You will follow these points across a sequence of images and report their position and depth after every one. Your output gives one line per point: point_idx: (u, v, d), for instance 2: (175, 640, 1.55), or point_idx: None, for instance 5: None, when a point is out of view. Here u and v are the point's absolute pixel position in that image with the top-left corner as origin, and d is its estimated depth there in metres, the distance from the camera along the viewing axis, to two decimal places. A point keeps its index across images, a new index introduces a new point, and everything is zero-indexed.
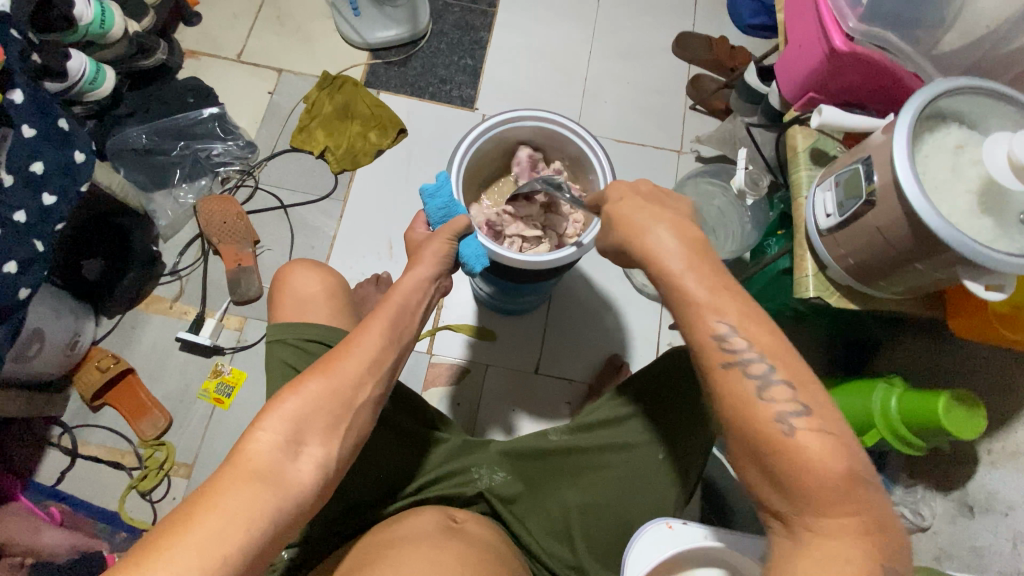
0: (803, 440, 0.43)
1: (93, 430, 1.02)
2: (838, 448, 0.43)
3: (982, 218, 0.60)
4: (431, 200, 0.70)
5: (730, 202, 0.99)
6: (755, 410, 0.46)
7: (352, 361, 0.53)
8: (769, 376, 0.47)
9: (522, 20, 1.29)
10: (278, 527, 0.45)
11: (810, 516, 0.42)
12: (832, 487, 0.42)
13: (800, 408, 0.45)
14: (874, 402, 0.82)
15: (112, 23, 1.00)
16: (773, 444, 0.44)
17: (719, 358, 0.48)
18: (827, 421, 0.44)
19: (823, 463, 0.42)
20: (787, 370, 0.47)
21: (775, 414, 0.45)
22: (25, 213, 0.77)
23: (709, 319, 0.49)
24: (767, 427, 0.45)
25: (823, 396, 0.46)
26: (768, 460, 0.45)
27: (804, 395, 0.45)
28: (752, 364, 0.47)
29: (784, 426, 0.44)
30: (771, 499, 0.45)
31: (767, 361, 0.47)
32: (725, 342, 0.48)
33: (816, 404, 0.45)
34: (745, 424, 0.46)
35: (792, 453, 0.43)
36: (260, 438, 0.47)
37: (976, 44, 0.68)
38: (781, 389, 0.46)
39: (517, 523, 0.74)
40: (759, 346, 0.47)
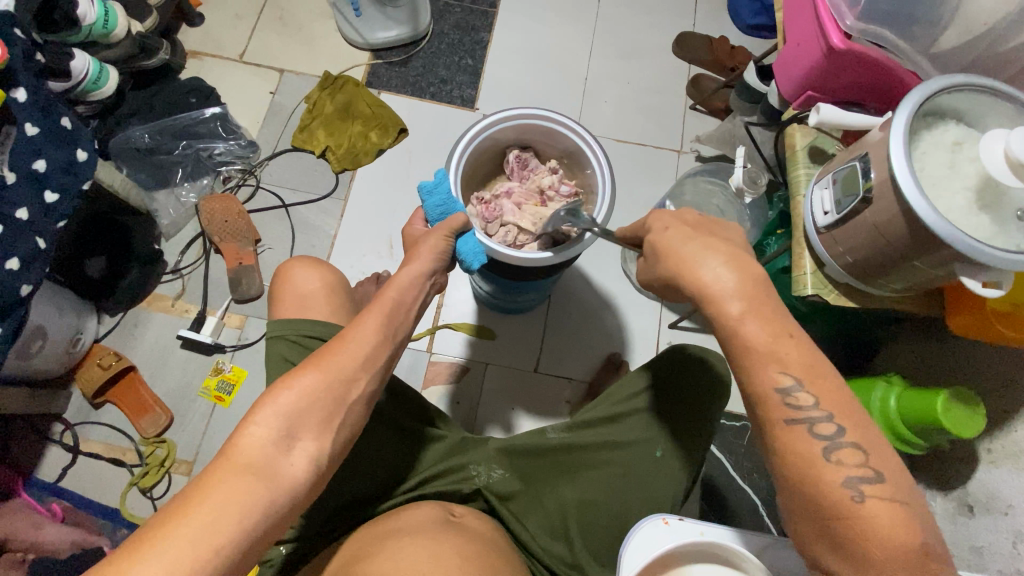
0: (872, 509, 0.42)
1: (95, 427, 1.02)
2: (908, 518, 0.42)
3: (979, 215, 0.60)
4: (429, 197, 0.71)
5: (729, 201, 1.00)
6: (821, 472, 0.44)
7: (346, 356, 0.54)
8: (837, 438, 0.45)
9: (523, 21, 1.30)
10: (271, 520, 0.45)
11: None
12: (905, 561, 0.40)
13: (871, 474, 0.43)
14: (874, 399, 0.82)
15: (115, 23, 1.00)
16: (840, 510, 0.43)
17: (782, 413, 0.46)
18: (895, 488, 0.43)
19: (893, 536, 0.41)
20: (859, 435, 0.45)
21: (841, 479, 0.43)
22: (27, 210, 0.77)
23: (772, 370, 0.46)
24: (834, 493, 0.43)
25: (893, 459, 0.44)
26: (831, 523, 0.43)
27: (875, 460, 0.44)
28: (820, 424, 0.45)
29: (853, 492, 0.43)
30: (830, 560, 0.44)
31: (836, 423, 0.45)
32: (791, 398, 0.46)
33: (890, 472, 0.43)
34: (808, 484, 0.45)
35: (859, 522, 0.42)
36: (253, 432, 0.47)
37: (975, 42, 0.68)
38: (850, 453, 0.44)
39: (514, 520, 0.74)
40: (827, 404, 0.45)
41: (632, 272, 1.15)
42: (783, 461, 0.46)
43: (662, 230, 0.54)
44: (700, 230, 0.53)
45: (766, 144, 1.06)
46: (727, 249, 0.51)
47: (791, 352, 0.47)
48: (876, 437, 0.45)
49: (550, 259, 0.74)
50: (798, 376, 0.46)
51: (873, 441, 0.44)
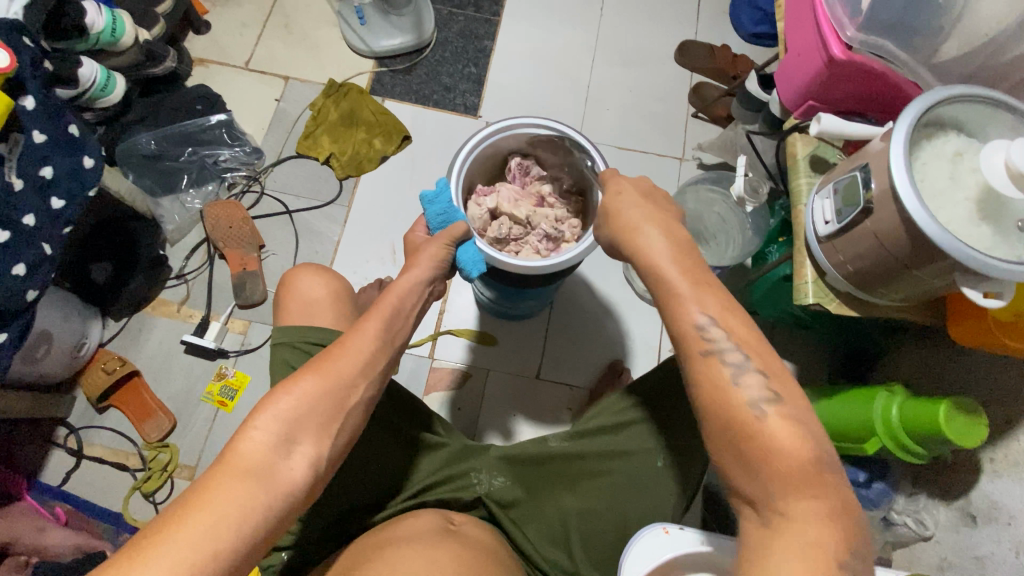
0: (772, 425, 0.45)
1: (99, 431, 1.03)
2: (807, 435, 0.45)
3: (980, 225, 0.61)
4: (431, 206, 0.71)
5: (729, 209, 1.01)
6: (731, 396, 0.48)
7: (346, 361, 0.54)
8: (744, 365, 0.49)
9: (526, 29, 1.31)
10: (270, 524, 0.45)
11: (782, 495, 0.43)
12: (801, 470, 0.44)
13: (773, 396, 0.47)
14: (875, 411, 0.81)
15: (122, 32, 1.01)
16: (747, 429, 0.46)
17: (699, 347, 0.50)
18: (795, 409, 0.46)
19: (792, 449, 0.44)
20: (762, 363, 0.49)
21: (748, 400, 0.47)
22: (34, 217, 0.78)
23: (691, 310, 0.51)
24: (741, 412, 0.47)
25: (794, 388, 0.48)
26: (738, 443, 0.46)
27: (777, 385, 0.48)
28: (730, 354, 0.49)
29: (758, 411, 0.46)
30: (742, 485, 0.46)
31: (743, 353, 0.49)
32: (706, 333, 0.50)
33: (788, 394, 0.47)
34: (721, 408, 0.48)
35: (763, 438, 0.45)
36: (254, 436, 0.48)
37: (976, 52, 0.67)
38: (756, 377, 0.48)
39: (514, 527, 0.74)
40: (737, 337, 0.50)
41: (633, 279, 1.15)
42: (706, 395, 0.49)
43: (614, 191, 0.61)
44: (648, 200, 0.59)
45: (767, 152, 1.06)
46: (682, 265, 0.53)
47: (710, 298, 0.52)
48: (778, 367, 0.49)
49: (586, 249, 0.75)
50: (714, 316, 0.51)
51: (777, 370, 0.49)
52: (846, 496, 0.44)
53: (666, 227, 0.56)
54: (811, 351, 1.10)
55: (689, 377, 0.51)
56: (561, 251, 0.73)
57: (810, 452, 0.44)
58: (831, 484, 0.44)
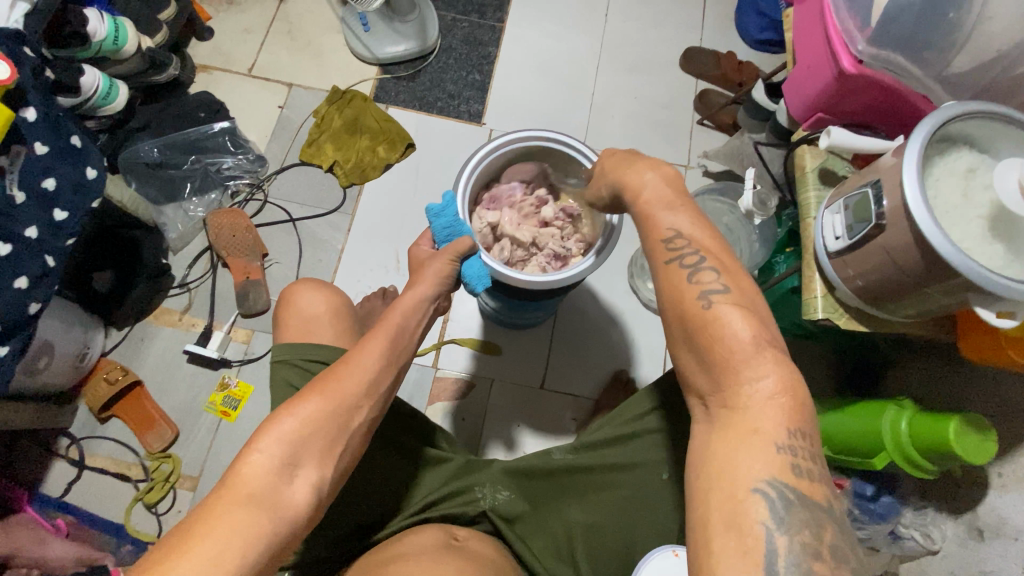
0: (719, 312, 0.46)
1: (101, 441, 1.02)
2: (754, 320, 0.46)
3: (993, 244, 0.60)
4: (437, 220, 0.70)
5: (738, 219, 1.01)
6: (684, 293, 0.48)
7: (350, 382, 0.53)
8: (699, 265, 0.49)
9: (530, 35, 1.30)
10: (272, 551, 0.45)
11: (732, 388, 0.44)
12: (742, 354, 0.44)
13: (722, 287, 0.47)
14: (884, 423, 0.80)
15: (125, 40, 1.01)
16: (694, 319, 0.47)
17: (663, 255, 0.50)
18: (743, 298, 0.47)
19: (736, 334, 0.45)
20: (717, 261, 0.49)
21: (698, 292, 0.47)
22: (36, 229, 0.77)
23: (659, 225, 0.52)
24: (689, 304, 0.47)
25: (744, 279, 0.48)
26: (690, 335, 0.47)
27: (727, 278, 0.48)
28: (687, 257, 0.49)
29: (704, 301, 0.47)
30: (695, 379, 0.47)
31: (700, 254, 0.49)
32: (671, 243, 0.50)
33: (736, 286, 0.47)
34: (673, 306, 0.49)
35: (711, 327, 0.46)
36: (256, 460, 0.47)
37: (987, 66, 0.66)
38: (708, 273, 0.48)
39: (520, 542, 0.73)
40: (698, 243, 0.50)
41: (639, 289, 1.15)
42: (662, 296, 0.50)
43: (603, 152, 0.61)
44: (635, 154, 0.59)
45: (774, 161, 1.06)
46: None
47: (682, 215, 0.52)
48: (732, 263, 0.49)
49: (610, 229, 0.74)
50: (681, 228, 0.51)
51: (729, 265, 0.49)
52: (792, 372, 0.45)
53: (656, 165, 0.56)
54: (817, 361, 1.09)
55: (655, 286, 0.51)
56: (574, 265, 0.74)
57: (754, 333, 0.45)
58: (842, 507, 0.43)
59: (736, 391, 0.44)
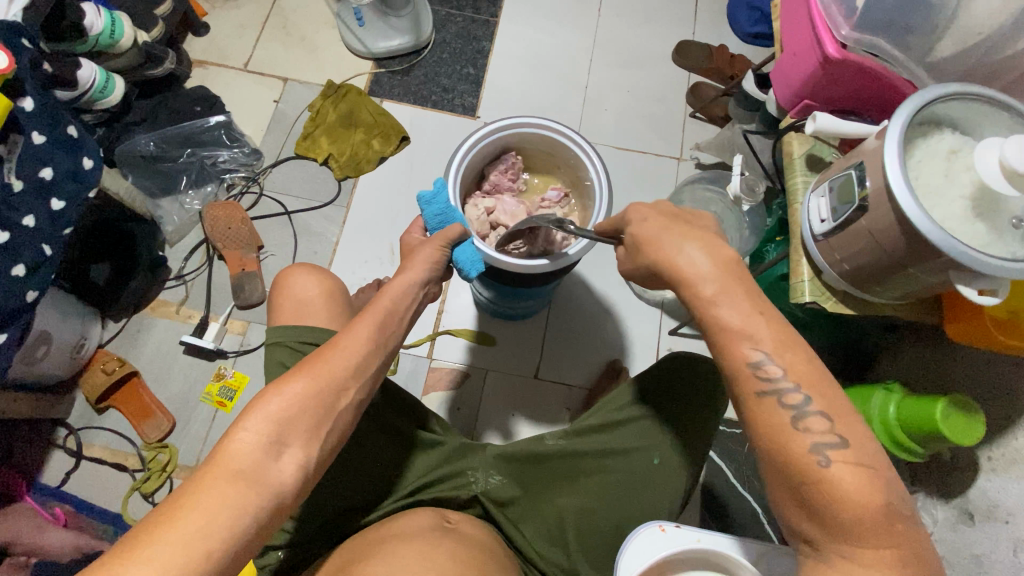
0: (837, 472, 0.44)
1: (98, 432, 1.03)
2: (876, 480, 0.44)
3: (975, 223, 0.61)
4: (428, 207, 0.71)
5: (727, 208, 1.00)
6: (791, 440, 0.47)
7: (337, 363, 0.54)
8: (805, 407, 0.48)
9: (524, 29, 1.31)
10: (258, 525, 0.46)
11: (850, 547, 0.44)
12: (870, 520, 0.43)
13: (838, 439, 0.46)
14: (873, 408, 0.82)
15: (122, 34, 1.02)
16: (806, 474, 0.46)
17: (755, 386, 0.49)
18: (862, 453, 0.45)
19: (857, 497, 0.44)
20: (826, 404, 0.48)
21: (810, 444, 0.46)
22: (34, 218, 0.78)
23: (743, 346, 0.49)
24: (803, 458, 0.46)
25: (859, 426, 0.47)
26: (804, 490, 0.46)
27: (840, 428, 0.46)
28: (788, 394, 0.48)
29: (821, 457, 0.45)
30: (803, 524, 0.47)
31: (803, 392, 0.48)
32: (761, 371, 0.49)
33: (854, 436, 0.46)
34: (781, 454, 0.47)
35: (828, 486, 0.45)
36: (243, 437, 0.48)
37: (970, 51, 0.67)
38: (818, 420, 0.47)
39: (511, 525, 0.74)
40: (795, 376, 0.48)
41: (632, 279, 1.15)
42: (761, 431, 0.49)
43: (641, 221, 0.58)
44: (677, 222, 0.57)
45: (764, 151, 1.06)
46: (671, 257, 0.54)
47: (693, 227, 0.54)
48: (841, 403, 0.48)
49: (548, 266, 0.74)
50: (768, 350, 0.49)
51: (840, 408, 0.47)
52: (920, 541, 0.44)
53: (708, 242, 0.54)
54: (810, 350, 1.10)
55: (747, 417, 0.50)
56: (549, 260, 0.74)
57: (875, 498, 0.44)
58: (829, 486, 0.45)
59: (857, 547, 0.43)
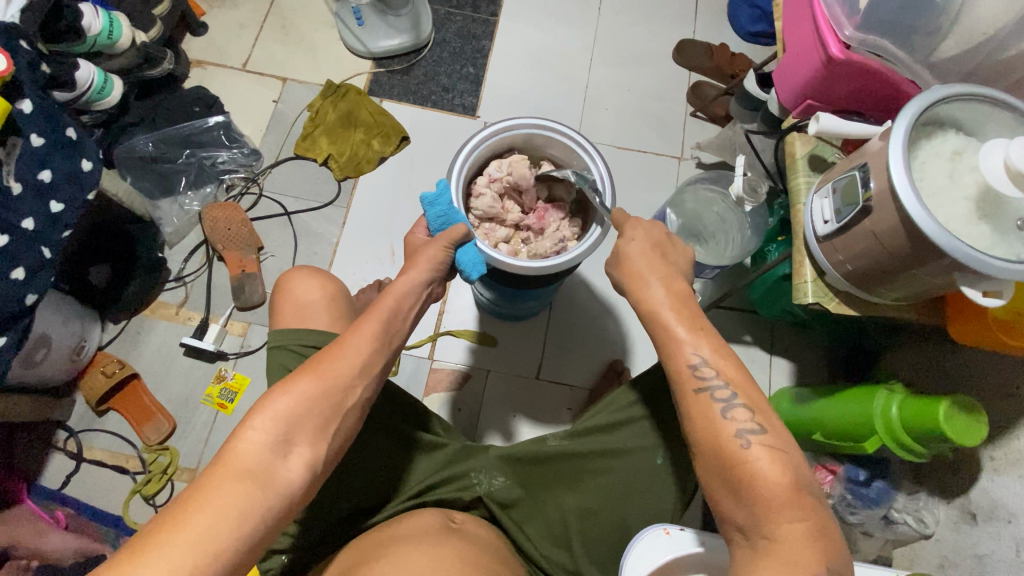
0: (756, 454, 0.48)
1: (98, 435, 1.03)
2: (789, 464, 0.47)
3: (979, 224, 0.60)
4: (431, 208, 0.71)
5: (729, 207, 0.98)
6: (719, 428, 0.50)
7: (344, 363, 0.54)
8: (732, 400, 0.51)
9: (524, 28, 1.30)
10: (266, 525, 0.45)
11: (771, 525, 0.46)
12: (786, 498, 0.46)
13: (757, 427, 0.49)
14: (876, 409, 0.80)
15: (119, 34, 1.01)
16: (731, 459, 0.49)
17: (691, 383, 0.52)
18: (779, 439, 0.49)
19: (774, 478, 0.47)
20: (748, 398, 0.51)
21: (735, 431, 0.49)
22: (32, 220, 0.78)
23: (685, 349, 0.53)
24: (728, 443, 0.49)
25: (776, 418, 0.50)
26: (730, 476, 0.48)
27: (760, 417, 0.50)
28: (718, 390, 0.51)
29: (744, 441, 0.49)
30: (731, 511, 0.48)
31: (731, 388, 0.51)
32: (697, 370, 0.52)
33: (771, 425, 0.49)
34: (709, 441, 0.50)
35: (748, 469, 0.47)
36: (250, 437, 0.47)
37: (974, 51, 0.67)
38: (742, 411, 0.50)
39: (515, 527, 0.74)
40: (725, 374, 0.52)
41: None
42: (693, 425, 0.52)
43: (631, 240, 0.60)
44: (656, 251, 0.59)
45: (766, 151, 1.06)
46: (666, 269, 0.58)
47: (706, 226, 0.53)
48: (761, 399, 0.51)
49: (567, 261, 0.75)
50: (705, 354, 0.53)
51: (761, 403, 0.51)
52: (826, 516, 0.47)
53: (668, 277, 0.57)
54: (810, 350, 1.10)
55: (681, 411, 0.53)
56: (559, 260, 0.74)
57: (787, 473, 0.47)
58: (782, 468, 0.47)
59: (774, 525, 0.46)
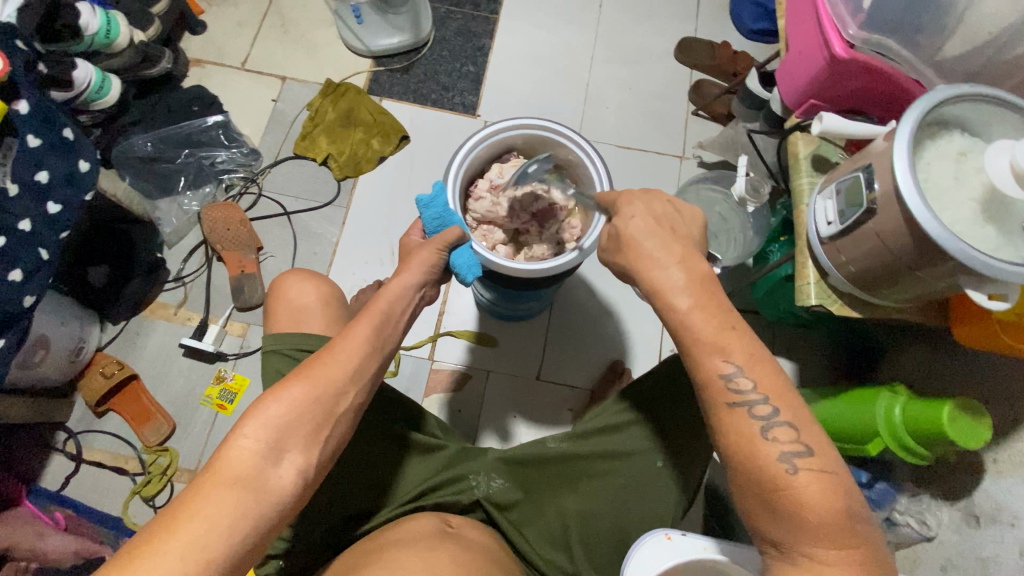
0: (801, 478, 0.46)
1: (98, 435, 1.03)
2: (838, 488, 0.46)
3: (985, 226, 0.60)
4: (427, 210, 0.70)
5: (731, 208, 0.97)
6: (760, 449, 0.49)
7: (337, 368, 0.53)
8: (772, 417, 0.49)
9: (524, 26, 1.29)
10: (258, 533, 0.45)
11: (815, 550, 0.45)
12: (833, 525, 0.45)
13: (802, 448, 0.48)
14: (878, 411, 0.79)
15: (117, 33, 1.00)
16: (775, 481, 0.47)
17: (726, 397, 0.51)
18: (826, 461, 0.47)
19: (821, 503, 0.46)
20: (791, 415, 0.50)
21: (778, 453, 0.48)
22: (29, 222, 0.78)
23: (716, 359, 0.52)
24: (771, 465, 0.48)
25: (823, 438, 0.49)
26: (772, 497, 0.47)
27: (806, 437, 0.48)
28: (758, 406, 0.50)
29: (788, 465, 0.47)
30: (770, 532, 0.48)
31: (771, 404, 0.50)
32: (732, 383, 0.51)
33: (818, 446, 0.48)
34: (750, 461, 0.49)
35: (792, 492, 0.46)
36: (242, 444, 0.47)
37: (979, 50, 0.66)
38: (784, 430, 0.49)
39: (514, 530, 0.73)
40: (764, 388, 0.50)
41: None
42: (731, 443, 0.51)
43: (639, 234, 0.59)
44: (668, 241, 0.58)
45: (769, 150, 1.05)
46: (681, 247, 0.56)
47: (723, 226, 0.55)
48: (805, 415, 0.50)
49: (559, 265, 0.74)
50: (739, 363, 0.51)
51: (804, 420, 0.50)
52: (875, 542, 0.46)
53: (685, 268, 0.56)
54: (812, 350, 1.10)
55: (717, 427, 0.52)
56: (551, 263, 0.74)
57: (830, 493, 0.46)
58: (821, 484, 0.46)
59: (816, 546, 0.45)
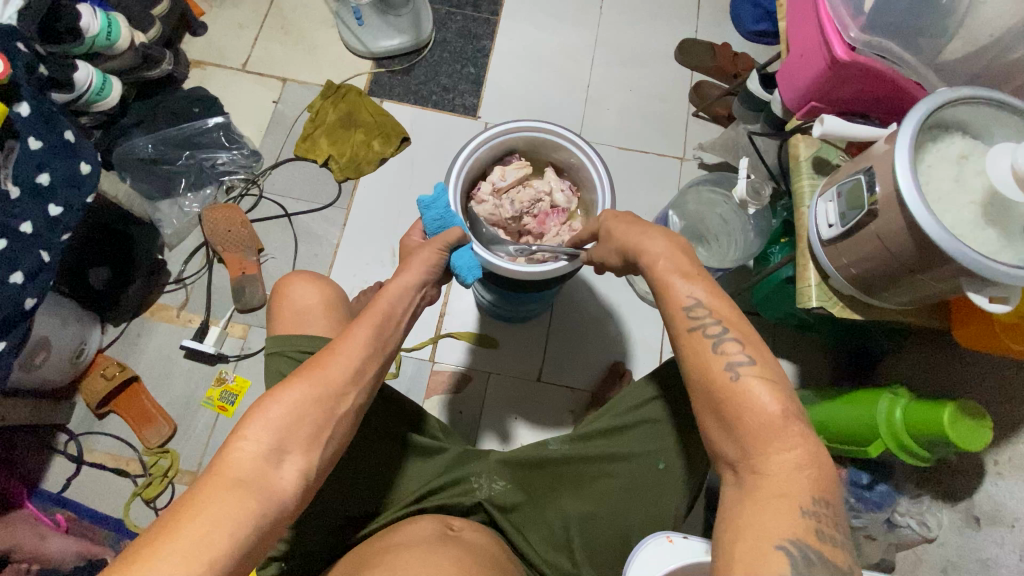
0: (746, 383, 0.48)
1: (99, 437, 1.03)
2: (782, 393, 0.47)
3: (986, 229, 0.60)
4: (428, 211, 0.71)
5: (732, 210, 0.97)
6: (710, 362, 0.50)
7: (337, 369, 0.53)
8: (722, 334, 0.51)
9: (525, 28, 1.30)
10: (261, 534, 0.45)
11: (763, 458, 0.45)
12: (772, 426, 0.46)
13: (747, 358, 0.49)
14: (880, 413, 0.79)
15: (118, 35, 1.00)
16: (724, 392, 0.48)
17: (685, 324, 0.52)
18: (769, 369, 0.48)
19: (764, 408, 0.46)
20: (741, 332, 0.51)
21: (726, 363, 0.49)
22: (30, 224, 0.78)
23: (677, 295, 0.53)
24: (717, 374, 0.49)
25: (766, 348, 0.50)
26: (719, 407, 0.49)
27: (751, 349, 0.50)
28: (711, 326, 0.51)
29: (732, 372, 0.49)
30: (723, 447, 0.48)
31: (722, 326, 0.51)
32: (690, 311, 0.52)
33: (762, 357, 0.49)
34: (700, 375, 0.51)
35: (738, 398, 0.47)
36: (244, 446, 0.47)
37: (981, 53, 0.66)
38: (732, 343, 0.50)
39: (515, 532, 0.73)
40: (717, 313, 0.52)
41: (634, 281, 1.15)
42: (687, 364, 0.52)
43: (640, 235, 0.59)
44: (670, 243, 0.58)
45: (769, 152, 1.05)
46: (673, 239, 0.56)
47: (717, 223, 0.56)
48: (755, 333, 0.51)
49: (555, 270, 0.74)
50: (700, 297, 0.52)
51: (753, 336, 0.51)
52: (819, 445, 0.46)
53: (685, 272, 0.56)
54: (813, 351, 1.10)
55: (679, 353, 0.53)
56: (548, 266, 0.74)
57: (785, 413, 0.46)
58: (779, 405, 0.47)
59: (763, 458, 0.45)
